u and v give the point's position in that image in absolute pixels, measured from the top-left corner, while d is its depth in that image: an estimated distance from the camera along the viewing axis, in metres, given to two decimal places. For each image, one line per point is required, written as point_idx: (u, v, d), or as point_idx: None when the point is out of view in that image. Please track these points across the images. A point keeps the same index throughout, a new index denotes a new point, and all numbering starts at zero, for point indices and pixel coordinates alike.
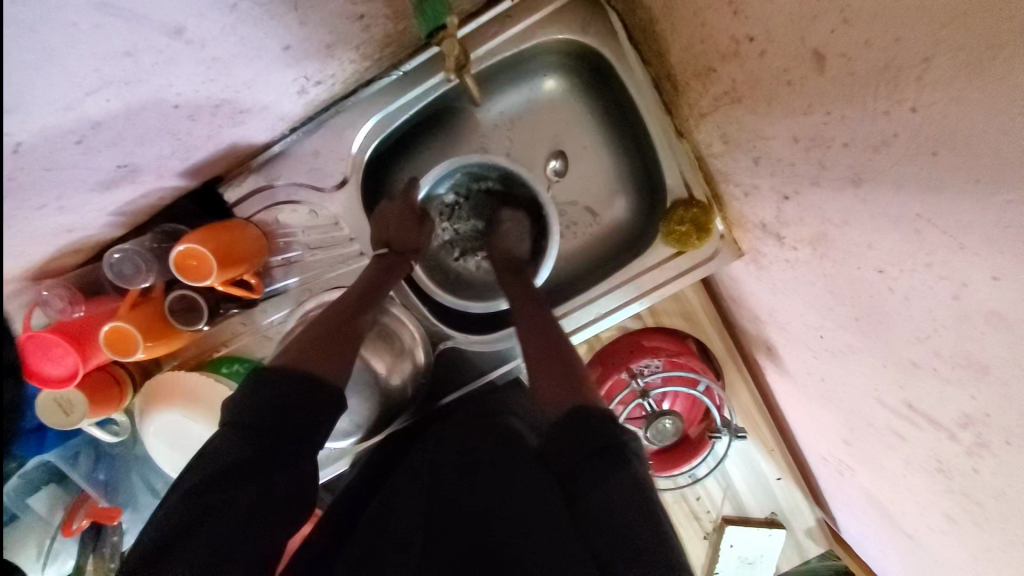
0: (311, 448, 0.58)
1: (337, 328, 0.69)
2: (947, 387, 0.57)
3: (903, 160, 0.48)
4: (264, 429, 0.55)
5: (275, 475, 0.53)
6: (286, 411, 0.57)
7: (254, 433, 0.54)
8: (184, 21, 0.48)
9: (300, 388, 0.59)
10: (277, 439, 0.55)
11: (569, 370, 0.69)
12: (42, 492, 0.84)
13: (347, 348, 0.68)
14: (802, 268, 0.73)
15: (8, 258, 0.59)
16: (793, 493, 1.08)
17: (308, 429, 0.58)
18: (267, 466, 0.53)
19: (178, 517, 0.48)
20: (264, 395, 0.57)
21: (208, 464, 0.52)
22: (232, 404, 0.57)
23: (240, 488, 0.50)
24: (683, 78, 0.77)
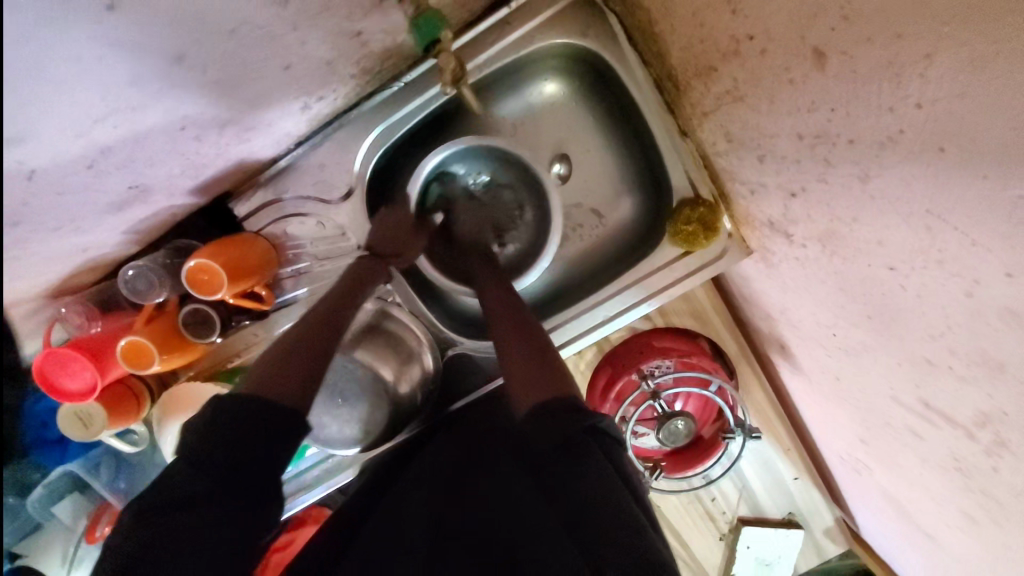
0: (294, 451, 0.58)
1: (307, 338, 0.67)
2: (963, 385, 0.56)
3: (909, 158, 0.47)
4: (215, 445, 0.53)
5: (236, 494, 0.52)
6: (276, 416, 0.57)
7: (240, 437, 0.54)
8: (186, 48, 0.49)
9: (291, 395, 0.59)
10: (228, 455, 0.53)
11: (548, 367, 0.68)
12: (67, 500, 0.87)
13: (318, 355, 0.67)
14: (812, 266, 0.72)
15: (28, 277, 0.61)
16: (810, 492, 1.07)
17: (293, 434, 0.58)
18: (226, 482, 0.52)
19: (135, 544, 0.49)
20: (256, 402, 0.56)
21: (168, 488, 0.52)
22: (193, 425, 0.55)
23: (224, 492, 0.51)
24: (684, 78, 0.76)
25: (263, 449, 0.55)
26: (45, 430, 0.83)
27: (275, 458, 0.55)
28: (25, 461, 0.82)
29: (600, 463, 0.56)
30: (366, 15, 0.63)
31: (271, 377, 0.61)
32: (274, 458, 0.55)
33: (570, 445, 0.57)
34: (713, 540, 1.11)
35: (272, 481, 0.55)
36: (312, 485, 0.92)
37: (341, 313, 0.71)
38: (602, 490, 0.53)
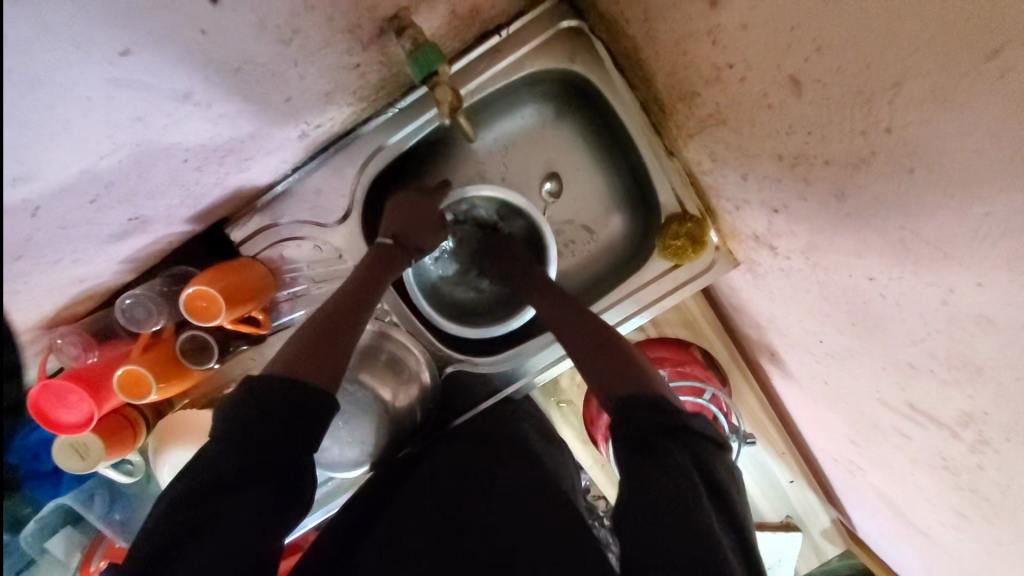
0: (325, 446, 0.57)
1: (338, 330, 0.66)
2: (946, 388, 0.59)
3: (882, 178, 0.50)
4: (253, 438, 0.54)
5: (273, 483, 0.54)
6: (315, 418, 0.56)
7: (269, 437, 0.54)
8: (192, 86, 0.50)
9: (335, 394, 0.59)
10: (262, 446, 0.54)
11: (619, 360, 0.69)
12: (59, 534, 0.85)
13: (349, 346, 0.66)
14: (796, 277, 0.75)
15: (25, 309, 0.61)
16: (806, 494, 1.08)
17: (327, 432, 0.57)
18: (261, 469, 0.53)
19: (170, 529, 0.50)
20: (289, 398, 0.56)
21: (202, 473, 0.52)
22: (222, 413, 0.55)
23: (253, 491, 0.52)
24: (669, 102, 0.79)
25: (303, 436, 0.56)
26: (37, 462, 0.82)
27: (301, 451, 0.56)
28: (18, 494, 0.81)
29: (681, 464, 0.56)
30: (363, 50, 0.65)
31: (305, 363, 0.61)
32: (304, 447, 0.56)
33: (650, 445, 0.58)
34: None
35: (299, 474, 0.56)
36: (313, 508, 0.92)
37: (366, 308, 0.70)
38: (680, 493, 0.54)
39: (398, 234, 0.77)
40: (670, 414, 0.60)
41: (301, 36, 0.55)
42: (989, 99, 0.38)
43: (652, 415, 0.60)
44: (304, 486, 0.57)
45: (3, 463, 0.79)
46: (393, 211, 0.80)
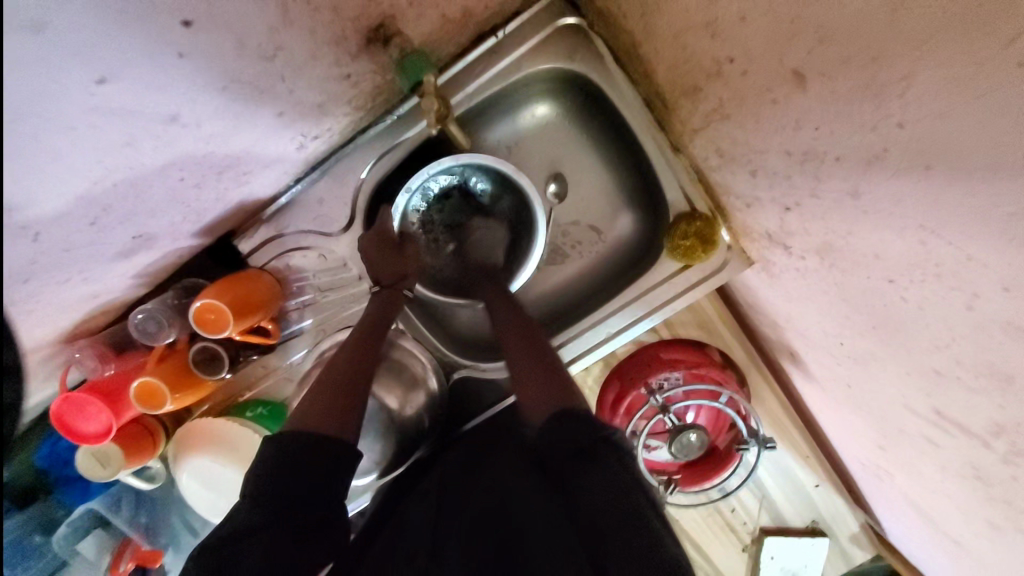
0: (341, 480, 0.61)
1: (342, 380, 0.72)
2: (974, 395, 0.55)
3: (897, 176, 0.47)
4: (279, 486, 0.57)
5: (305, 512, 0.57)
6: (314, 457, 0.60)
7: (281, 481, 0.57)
8: (178, 107, 0.51)
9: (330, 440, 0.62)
10: (287, 497, 0.57)
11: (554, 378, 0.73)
12: (90, 537, 0.89)
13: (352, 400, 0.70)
14: (812, 278, 0.71)
15: (40, 328, 0.63)
16: (834, 498, 1.04)
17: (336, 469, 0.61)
18: (290, 516, 0.56)
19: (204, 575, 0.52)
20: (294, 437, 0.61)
21: (233, 523, 0.55)
22: (252, 468, 0.58)
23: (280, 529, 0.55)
24: (672, 97, 0.76)
25: (323, 476, 0.60)
26: (67, 469, 0.85)
27: (330, 489, 0.60)
28: (49, 498, 0.85)
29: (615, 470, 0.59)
30: (353, 60, 0.65)
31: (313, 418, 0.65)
32: (335, 493, 0.60)
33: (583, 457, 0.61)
34: (734, 553, 1.09)
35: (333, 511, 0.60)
36: None
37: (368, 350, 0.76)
38: (620, 497, 0.57)
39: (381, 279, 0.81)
40: (597, 426, 0.63)
41: (284, 52, 0.56)
42: (1006, 89, 0.35)
43: (583, 428, 0.63)
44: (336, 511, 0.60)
45: (35, 469, 0.84)
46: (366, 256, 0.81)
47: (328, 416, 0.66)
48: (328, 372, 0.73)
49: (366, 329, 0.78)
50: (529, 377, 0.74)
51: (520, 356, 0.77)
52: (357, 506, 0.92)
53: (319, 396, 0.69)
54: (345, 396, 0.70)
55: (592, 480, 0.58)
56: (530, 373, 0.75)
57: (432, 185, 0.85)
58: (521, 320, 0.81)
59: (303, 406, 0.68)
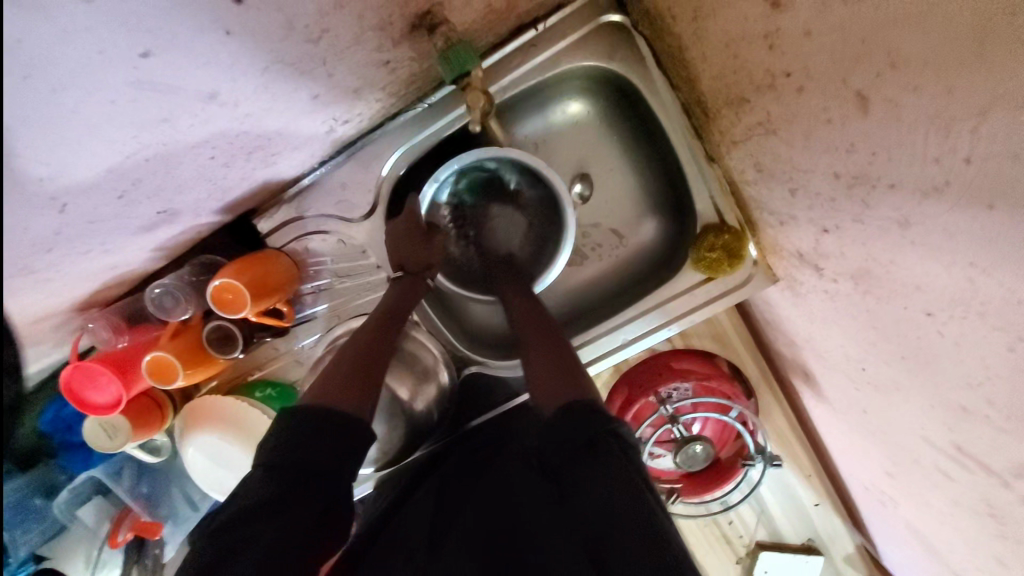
0: (348, 468, 0.60)
1: (359, 367, 0.71)
2: (1001, 437, 0.54)
3: (954, 211, 0.46)
4: (285, 465, 0.56)
5: (311, 499, 0.56)
6: (318, 443, 0.59)
7: (281, 467, 0.56)
8: (218, 87, 0.49)
9: (334, 422, 0.61)
10: (300, 472, 0.56)
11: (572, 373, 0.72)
12: (91, 503, 0.89)
13: (368, 380, 0.70)
14: (842, 301, 0.70)
15: (56, 295, 0.62)
16: (832, 520, 1.03)
17: (343, 455, 0.60)
18: (299, 494, 0.55)
19: (208, 553, 0.51)
20: (298, 419, 0.60)
21: (245, 500, 0.54)
22: (266, 442, 0.59)
23: (280, 516, 0.53)
24: (714, 106, 0.75)
25: (331, 461, 0.59)
26: (70, 434, 0.85)
27: (340, 474, 0.59)
28: (51, 463, 0.85)
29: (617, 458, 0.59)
30: (394, 46, 0.64)
31: (330, 394, 0.65)
32: (344, 477, 0.59)
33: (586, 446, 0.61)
34: (728, 564, 1.08)
35: (341, 496, 0.59)
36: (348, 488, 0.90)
37: (389, 336, 0.76)
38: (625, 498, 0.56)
39: (404, 266, 0.80)
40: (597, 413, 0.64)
41: (330, 34, 0.54)
42: None
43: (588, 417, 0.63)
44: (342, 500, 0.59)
45: (38, 432, 0.83)
46: (390, 244, 0.81)
47: (341, 400, 0.65)
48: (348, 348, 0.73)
49: (386, 312, 0.77)
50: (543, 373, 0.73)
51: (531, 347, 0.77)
52: (358, 493, 0.91)
53: (331, 380, 0.68)
54: (367, 370, 0.71)
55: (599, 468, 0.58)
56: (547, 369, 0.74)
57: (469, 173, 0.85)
58: (536, 314, 0.81)
59: (313, 388, 0.67)
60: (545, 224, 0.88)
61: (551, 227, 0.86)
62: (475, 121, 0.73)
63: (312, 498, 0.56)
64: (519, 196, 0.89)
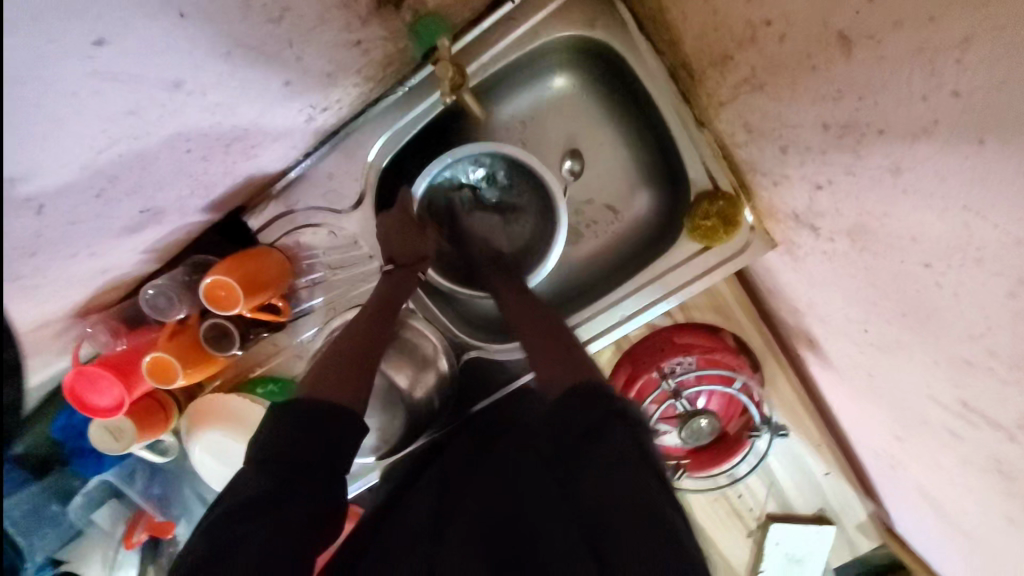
0: (341, 461, 0.60)
1: (353, 363, 0.71)
2: (1005, 388, 0.52)
3: (945, 152, 0.44)
4: (279, 458, 0.56)
5: (306, 494, 0.56)
6: (314, 437, 0.59)
7: (274, 462, 0.56)
8: (182, 74, 0.49)
9: (325, 415, 0.61)
10: (294, 466, 0.56)
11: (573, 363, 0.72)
12: (105, 506, 0.92)
13: (364, 376, 0.70)
14: (840, 262, 0.68)
15: (52, 302, 0.63)
16: (842, 487, 1.03)
17: (336, 450, 0.60)
18: (293, 485, 0.55)
19: (206, 546, 0.51)
20: (292, 415, 0.60)
21: (239, 493, 0.55)
22: (258, 438, 0.59)
23: (276, 511, 0.53)
24: (699, 68, 0.73)
25: (326, 455, 0.59)
26: (81, 440, 0.85)
27: (333, 470, 0.59)
28: (64, 469, 0.86)
29: (626, 448, 0.59)
30: (363, 25, 0.63)
31: (327, 389, 0.65)
32: (336, 471, 0.59)
33: (594, 432, 0.61)
34: (740, 539, 1.08)
35: (333, 491, 0.58)
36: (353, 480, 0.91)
37: (381, 328, 0.76)
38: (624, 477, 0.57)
39: (396, 258, 0.79)
40: (605, 403, 0.64)
41: (292, 14, 0.54)
42: None
43: (594, 407, 0.63)
44: (334, 493, 0.58)
45: (50, 440, 0.84)
46: (385, 236, 0.80)
47: (335, 395, 0.65)
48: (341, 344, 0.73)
49: (381, 307, 0.77)
50: (547, 369, 0.73)
51: (536, 344, 0.77)
52: (366, 483, 0.92)
53: (326, 376, 0.68)
54: (361, 367, 0.71)
55: (609, 453, 0.58)
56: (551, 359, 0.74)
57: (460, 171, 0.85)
58: (541, 304, 0.80)
59: (308, 383, 0.67)
60: (541, 215, 0.86)
61: (546, 218, 0.85)
62: (444, 92, 0.71)
63: (306, 493, 0.56)
64: (513, 191, 0.88)
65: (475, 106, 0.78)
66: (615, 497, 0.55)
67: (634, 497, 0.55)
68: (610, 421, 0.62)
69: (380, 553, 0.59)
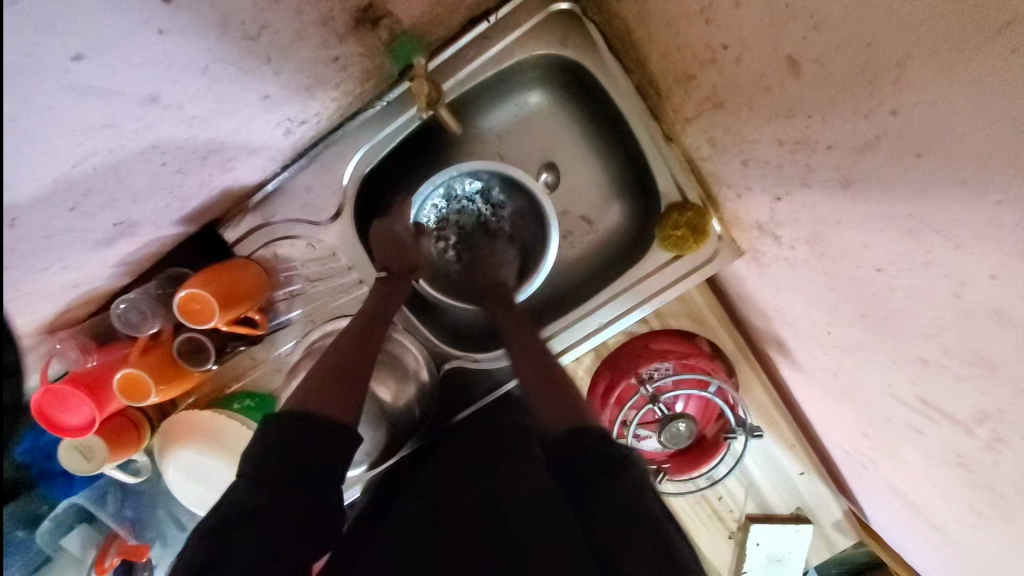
0: (336, 472, 0.60)
1: (341, 369, 0.70)
2: (960, 384, 0.56)
3: (888, 163, 0.48)
4: (269, 469, 0.55)
5: (297, 502, 0.55)
6: (306, 449, 0.58)
7: (264, 474, 0.55)
8: (158, 88, 0.50)
9: (320, 424, 0.61)
10: (286, 475, 0.56)
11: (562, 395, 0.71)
12: (76, 532, 0.87)
13: (357, 380, 0.70)
14: (802, 267, 0.72)
15: (22, 317, 0.61)
16: (818, 486, 1.06)
17: (331, 462, 0.60)
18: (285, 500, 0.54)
19: (193, 556, 0.49)
20: (287, 427, 0.59)
21: (228, 505, 0.53)
22: (250, 452, 0.58)
23: (266, 519, 0.52)
24: (665, 86, 0.77)
25: (320, 466, 0.59)
26: (50, 462, 0.84)
27: (327, 479, 0.58)
28: (33, 493, 0.83)
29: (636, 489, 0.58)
30: (341, 42, 0.64)
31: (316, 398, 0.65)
32: (330, 481, 0.59)
33: (605, 470, 0.59)
34: (722, 541, 1.10)
35: (325, 499, 0.58)
36: None
37: (374, 333, 0.75)
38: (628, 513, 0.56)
39: (389, 266, 0.81)
40: (610, 444, 0.62)
41: (269, 31, 0.55)
42: (998, 79, 0.36)
43: (601, 448, 0.61)
44: (326, 503, 0.58)
45: (18, 463, 0.81)
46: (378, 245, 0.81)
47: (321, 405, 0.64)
48: (332, 351, 0.73)
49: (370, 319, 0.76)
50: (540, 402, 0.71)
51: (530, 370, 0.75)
52: (348, 496, 0.91)
53: (314, 383, 0.67)
54: (352, 373, 0.70)
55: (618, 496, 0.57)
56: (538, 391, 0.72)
57: (454, 186, 0.89)
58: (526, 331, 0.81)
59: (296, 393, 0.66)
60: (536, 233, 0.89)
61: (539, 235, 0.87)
62: (420, 108, 0.74)
63: (296, 501, 0.55)
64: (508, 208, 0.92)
65: (450, 122, 0.80)
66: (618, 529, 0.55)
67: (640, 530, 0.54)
68: (620, 461, 0.60)
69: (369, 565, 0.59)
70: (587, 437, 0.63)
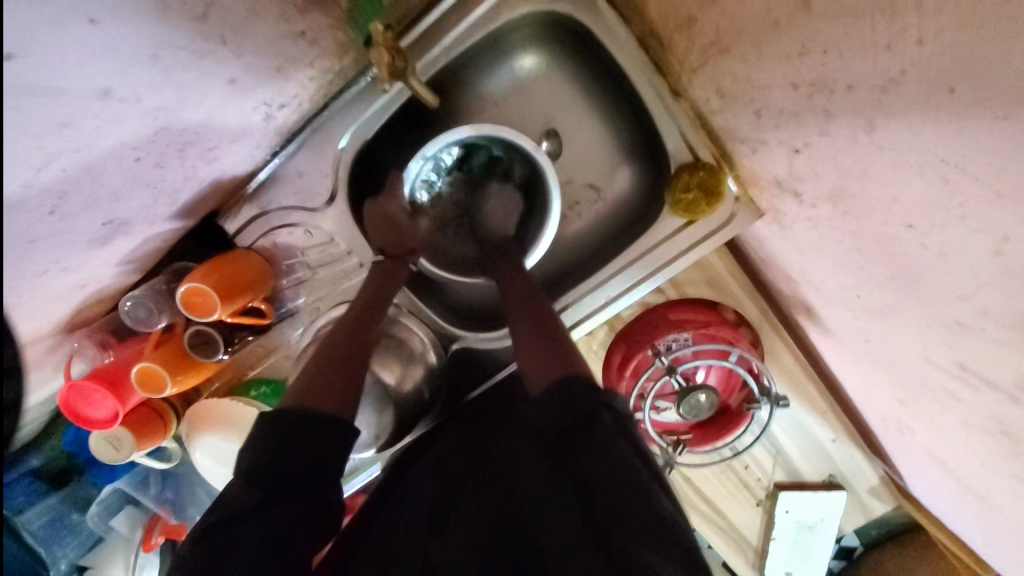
0: (331, 474, 0.59)
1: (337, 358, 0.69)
2: (1000, 349, 0.50)
3: (914, 103, 0.42)
4: (265, 471, 0.54)
5: (292, 504, 0.54)
6: (296, 449, 0.56)
7: (259, 476, 0.54)
8: (110, 81, 0.48)
9: (312, 424, 0.59)
10: (279, 477, 0.55)
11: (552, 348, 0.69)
12: (123, 512, 0.93)
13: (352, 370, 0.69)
14: (826, 226, 0.65)
15: (35, 318, 0.63)
16: (852, 452, 1.01)
17: (322, 460, 0.58)
18: (283, 500, 0.54)
19: (194, 558, 0.50)
20: (279, 429, 0.57)
21: (225, 507, 0.53)
22: (246, 447, 0.56)
23: (261, 518, 0.52)
24: (666, 33, 0.70)
25: (310, 468, 0.56)
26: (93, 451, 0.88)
27: (322, 481, 0.57)
28: (82, 479, 0.90)
29: (630, 450, 0.56)
30: (303, 14, 0.62)
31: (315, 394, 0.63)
32: (326, 480, 0.58)
33: (600, 428, 0.57)
34: (749, 509, 1.07)
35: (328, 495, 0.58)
36: (353, 475, 0.92)
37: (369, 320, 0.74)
38: (624, 472, 0.53)
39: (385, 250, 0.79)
40: (597, 406, 0.59)
41: (218, 8, 0.53)
42: None
43: (595, 404, 0.59)
44: (326, 502, 0.58)
45: (65, 452, 0.87)
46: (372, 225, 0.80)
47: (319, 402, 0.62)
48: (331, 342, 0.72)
49: (368, 305, 0.75)
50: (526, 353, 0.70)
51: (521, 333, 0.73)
52: (370, 474, 0.93)
53: (313, 379, 0.65)
54: (348, 368, 0.69)
55: (606, 452, 0.55)
56: (530, 344, 0.71)
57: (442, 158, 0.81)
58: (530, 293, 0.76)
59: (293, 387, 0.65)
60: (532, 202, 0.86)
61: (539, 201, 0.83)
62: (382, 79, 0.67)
63: (295, 503, 0.55)
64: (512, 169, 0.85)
65: (427, 95, 0.73)
66: (615, 489, 0.52)
67: (629, 490, 0.52)
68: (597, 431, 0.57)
69: (379, 537, 0.58)
70: (578, 389, 0.60)
